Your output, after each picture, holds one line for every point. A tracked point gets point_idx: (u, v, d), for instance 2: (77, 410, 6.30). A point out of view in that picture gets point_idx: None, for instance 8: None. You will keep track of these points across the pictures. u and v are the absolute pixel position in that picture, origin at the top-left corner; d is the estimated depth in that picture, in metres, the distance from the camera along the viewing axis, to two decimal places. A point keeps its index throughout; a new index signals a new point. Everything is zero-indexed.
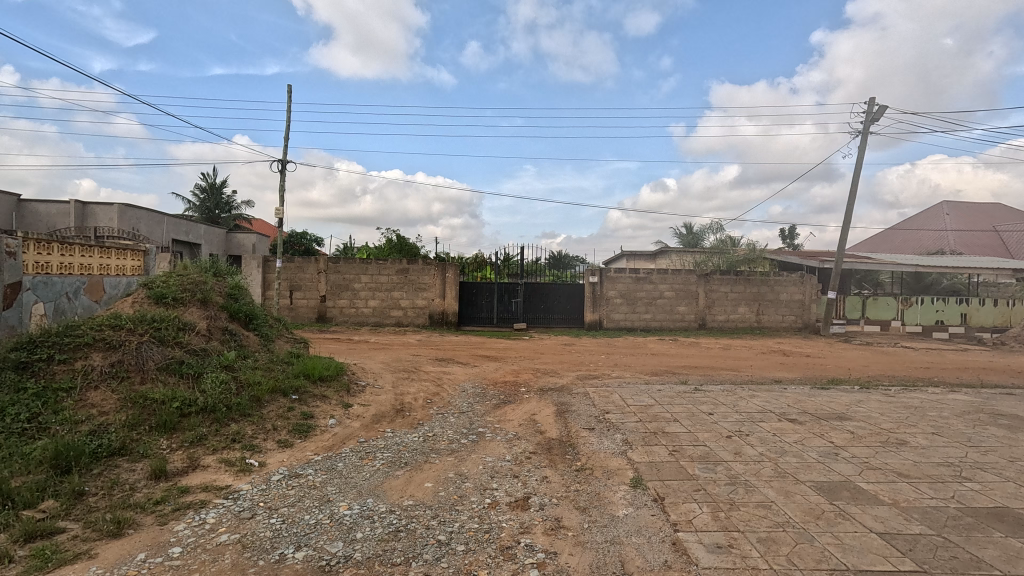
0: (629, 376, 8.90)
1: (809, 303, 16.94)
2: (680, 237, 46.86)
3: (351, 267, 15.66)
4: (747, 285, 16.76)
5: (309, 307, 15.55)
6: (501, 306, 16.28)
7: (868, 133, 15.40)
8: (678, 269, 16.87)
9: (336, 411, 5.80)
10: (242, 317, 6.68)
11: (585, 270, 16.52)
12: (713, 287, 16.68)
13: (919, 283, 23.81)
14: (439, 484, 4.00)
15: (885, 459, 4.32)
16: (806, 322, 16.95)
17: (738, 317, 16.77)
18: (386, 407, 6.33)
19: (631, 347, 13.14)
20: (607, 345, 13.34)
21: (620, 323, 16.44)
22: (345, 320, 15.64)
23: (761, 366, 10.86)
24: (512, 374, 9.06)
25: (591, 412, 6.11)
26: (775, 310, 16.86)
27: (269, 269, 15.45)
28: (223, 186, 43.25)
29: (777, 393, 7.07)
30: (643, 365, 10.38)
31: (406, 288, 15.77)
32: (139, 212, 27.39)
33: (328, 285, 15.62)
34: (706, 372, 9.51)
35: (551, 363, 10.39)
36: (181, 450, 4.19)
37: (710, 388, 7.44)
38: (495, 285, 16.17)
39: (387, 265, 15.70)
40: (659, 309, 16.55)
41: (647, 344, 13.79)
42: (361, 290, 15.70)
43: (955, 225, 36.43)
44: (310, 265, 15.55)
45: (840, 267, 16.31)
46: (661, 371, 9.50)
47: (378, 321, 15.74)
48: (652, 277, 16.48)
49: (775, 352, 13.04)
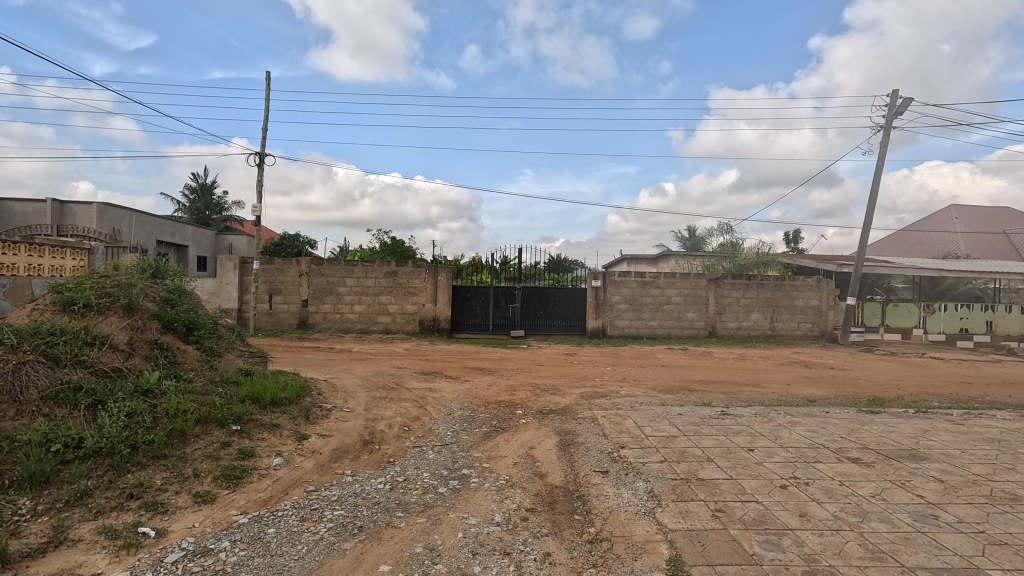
0: (642, 395, 7.79)
1: (826, 309, 15.87)
2: (682, 240, 45.90)
3: (336, 269, 14.55)
4: (760, 290, 15.69)
5: (290, 312, 14.41)
6: (497, 312, 15.16)
7: (890, 128, 14.41)
8: (686, 272, 15.80)
9: (285, 447, 4.64)
10: (180, 328, 5.53)
11: (587, 274, 15.41)
12: (723, 292, 15.60)
13: (935, 288, 22.76)
14: (399, 569, 2.86)
15: (1005, 527, 3.20)
16: (823, 329, 15.86)
17: (750, 324, 15.68)
18: (351, 438, 5.17)
19: (638, 358, 12.04)
20: (613, 356, 12.22)
21: (625, 330, 15.33)
22: (329, 327, 14.50)
23: (786, 380, 9.77)
24: (508, 392, 7.92)
25: (603, 447, 4.98)
26: (789, 316, 15.78)
27: (247, 271, 14.30)
28: (214, 187, 42.19)
29: (821, 419, 5.96)
30: (654, 380, 9.27)
31: (395, 291, 14.65)
32: (122, 212, 26.30)
33: (310, 288, 14.48)
34: (727, 389, 8.42)
35: (551, 377, 9.26)
36: (46, 516, 3.05)
37: (740, 412, 6.32)
38: (491, 290, 15.09)
39: (374, 268, 14.60)
40: (666, 316, 15.45)
41: (655, 354, 12.70)
42: (346, 294, 14.56)
43: (965, 228, 35.45)
44: (291, 267, 14.42)
45: (859, 271, 15.25)
46: (676, 388, 8.38)
47: (364, 328, 14.60)
48: (659, 282, 15.39)
49: (796, 364, 11.94)
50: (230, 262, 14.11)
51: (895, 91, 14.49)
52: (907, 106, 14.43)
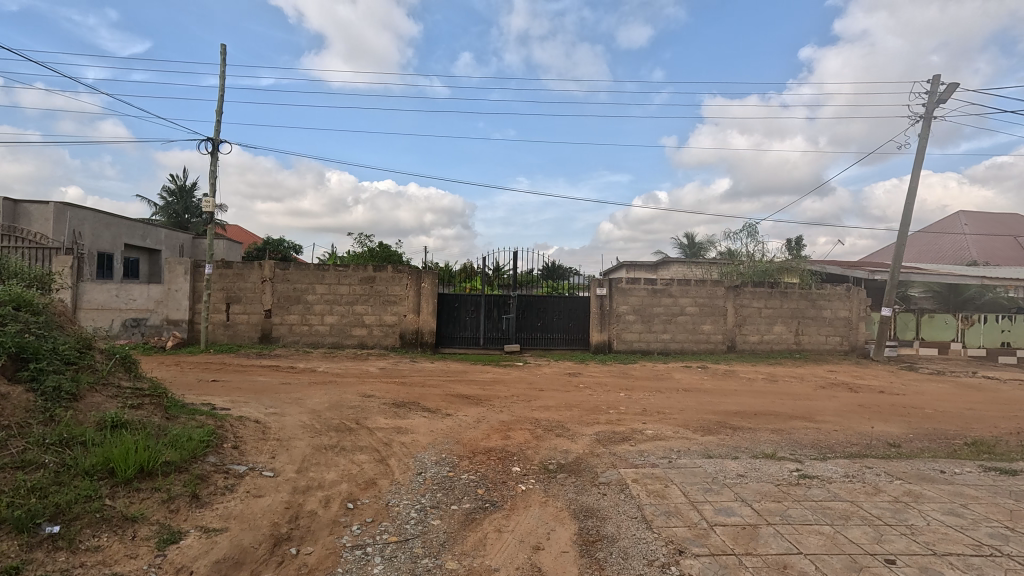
0: (674, 439, 5.99)
1: (857, 321, 14.23)
2: (681, 247, 44.39)
3: (304, 275, 12.69)
4: (783, 300, 14.03)
5: (250, 324, 12.51)
6: (489, 323, 13.38)
7: (930, 119, 12.87)
8: (701, 279, 14.11)
9: (129, 566, 2.78)
10: (6, 361, 3.67)
11: (590, 280, 13.66)
12: (743, 301, 13.92)
13: (958, 298, 21.24)
14: None
15: None
16: (854, 344, 14.20)
17: (773, 338, 14.00)
18: (256, 534, 3.30)
19: (654, 380, 10.28)
20: (623, 377, 10.46)
21: (634, 344, 13.57)
22: (295, 341, 12.62)
23: (839, 411, 8.04)
24: (500, 433, 6.11)
25: (652, 551, 3.16)
26: (816, 329, 14.12)
27: (200, 276, 12.40)
28: (194, 188, 40.28)
29: (946, 487, 4.19)
30: (682, 412, 7.49)
31: (372, 300, 12.84)
32: (84, 212, 24.37)
33: (274, 296, 12.61)
34: (777, 427, 6.66)
35: (554, 409, 7.48)
36: None
37: (823, 474, 4.54)
38: (481, 299, 13.31)
39: (349, 273, 12.77)
40: (679, 328, 13.71)
41: (672, 374, 10.96)
42: (316, 303, 12.72)
43: (976, 233, 34.11)
44: (252, 272, 12.54)
45: (895, 278, 13.63)
46: (713, 426, 6.61)
47: (337, 342, 12.73)
48: (671, 290, 13.70)
49: (839, 386, 10.21)
50: (180, 266, 12.20)
51: (935, 77, 12.97)
52: (949, 94, 12.90)
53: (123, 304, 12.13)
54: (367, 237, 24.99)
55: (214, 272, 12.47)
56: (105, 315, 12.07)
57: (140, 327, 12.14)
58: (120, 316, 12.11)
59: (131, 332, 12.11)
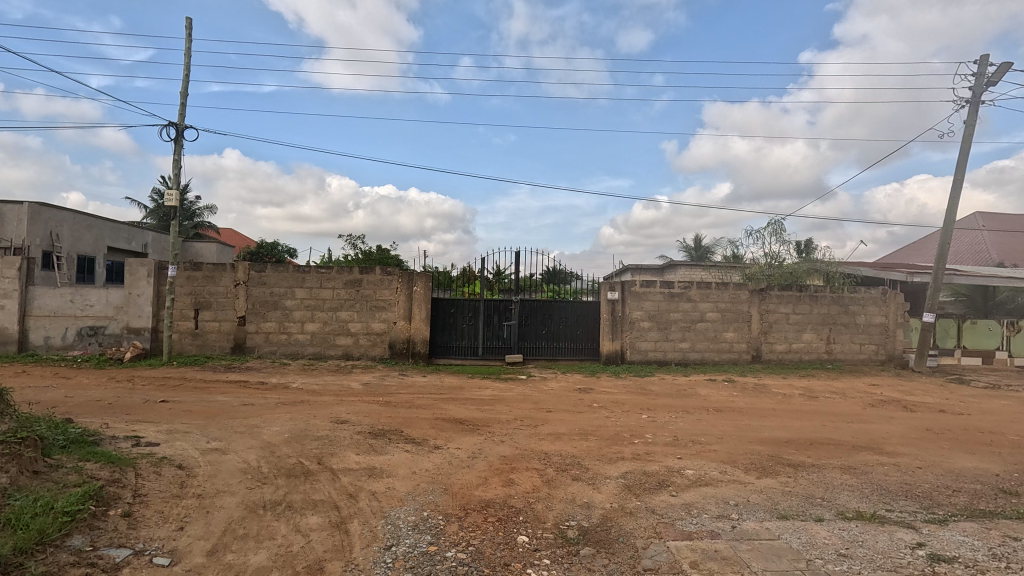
0: (725, 484, 4.65)
1: (894, 328, 12.91)
2: (687, 249, 43.09)
3: (283, 278, 11.41)
4: (813, 305, 12.71)
5: (222, 333, 11.19)
6: (489, 331, 12.06)
7: (978, 104, 11.61)
8: (722, 282, 12.81)
9: None
10: None
11: (600, 283, 12.36)
12: (769, 306, 12.61)
13: (988, 301, 19.91)
14: None
15: None
16: (891, 353, 12.88)
17: (803, 347, 12.68)
18: None
19: (677, 397, 8.95)
20: (642, 394, 9.14)
21: (649, 354, 12.25)
22: (272, 351, 11.30)
23: (908, 438, 6.71)
24: (501, 477, 4.77)
25: None
26: (849, 337, 12.81)
27: (165, 280, 11.09)
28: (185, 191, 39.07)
29: None
30: (722, 442, 6.17)
31: (358, 306, 11.55)
32: (63, 213, 23.05)
33: (248, 301, 11.30)
34: (848, 466, 5.33)
35: (565, 438, 6.17)
36: None
37: (959, 553, 3.20)
38: (480, 305, 12.00)
39: (332, 276, 11.48)
40: (699, 337, 12.41)
41: (698, 390, 9.64)
42: (295, 309, 11.41)
43: (996, 233, 32.70)
44: (224, 275, 11.23)
45: (938, 280, 12.32)
46: (767, 464, 5.27)
47: (318, 353, 11.41)
48: (689, 294, 12.40)
49: (891, 404, 8.88)
50: (142, 268, 10.89)
51: (982, 57, 11.71)
52: (998, 76, 11.65)
53: (79, 310, 10.80)
54: (359, 240, 23.71)
55: (181, 274, 11.17)
56: (59, 322, 10.74)
57: (97, 337, 10.81)
58: (75, 324, 10.78)
59: (87, 341, 10.78)
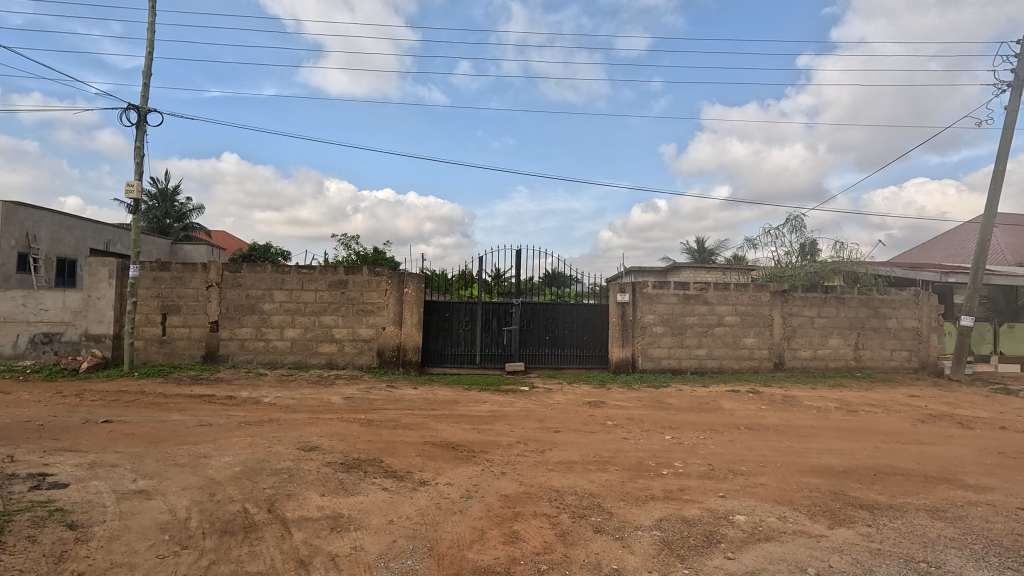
0: (792, 540, 3.60)
1: (927, 333, 11.89)
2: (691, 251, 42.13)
3: (259, 279, 10.35)
4: (840, 308, 11.70)
5: (192, 340, 10.13)
6: (487, 337, 11.01)
7: (1021, 87, 10.61)
8: (741, 283, 11.80)
9: None
10: None
11: (609, 285, 11.34)
12: (792, 309, 11.59)
13: (1014, 304, 18.86)
14: None
15: None
16: (924, 360, 11.86)
17: (829, 353, 11.66)
18: None
19: (700, 413, 7.91)
20: (660, 410, 8.09)
21: (663, 362, 11.21)
22: (248, 360, 10.24)
23: (984, 465, 5.66)
24: (502, 530, 3.70)
25: None
26: (879, 343, 11.79)
27: (129, 281, 10.03)
28: (176, 193, 38.07)
29: None
30: (768, 473, 5.12)
31: (343, 309, 10.49)
32: (41, 213, 22.00)
33: (222, 305, 10.24)
34: (936, 508, 4.27)
35: (579, 470, 5.10)
36: None
37: None
38: (477, 308, 10.95)
39: (314, 277, 10.44)
40: (717, 342, 11.38)
41: (722, 404, 8.60)
42: (274, 313, 10.36)
43: (1011, 233, 31.71)
44: (194, 276, 10.18)
45: (977, 280, 11.30)
46: (834, 507, 4.22)
47: (299, 362, 10.35)
48: (706, 296, 11.38)
49: (943, 420, 7.85)
50: (103, 268, 9.83)
51: None
52: None
53: (32, 315, 9.74)
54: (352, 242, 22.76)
55: (147, 275, 10.11)
56: (9, 329, 9.68)
57: (52, 345, 9.75)
58: (27, 331, 9.71)
59: (41, 350, 9.71)
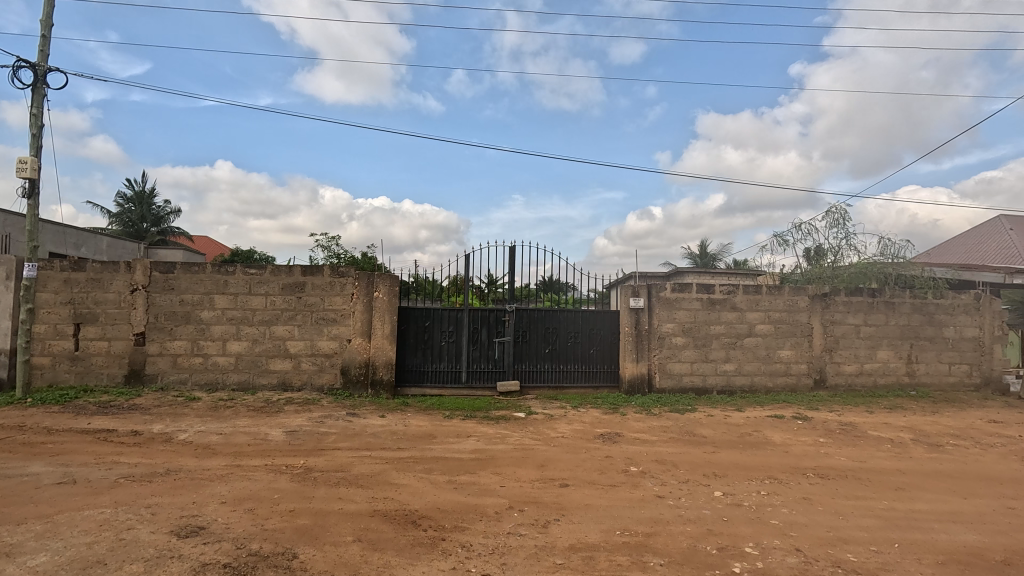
0: None
1: (991, 344, 10.15)
2: (693, 257, 40.56)
3: (197, 281, 8.51)
4: (889, 314, 9.98)
5: (110, 356, 8.26)
6: (476, 351, 9.20)
7: None
8: (772, 285, 10.07)
9: None
10: None
11: (619, 287, 9.57)
12: (834, 316, 9.86)
13: None
14: None
15: None
16: (988, 376, 10.13)
17: (878, 368, 9.91)
18: None
19: (747, 452, 6.11)
20: (694, 447, 6.29)
21: (684, 380, 9.42)
22: (180, 381, 8.37)
23: None
24: None
25: None
26: (935, 356, 10.06)
27: (32, 284, 8.18)
28: (153, 195, 36.17)
29: None
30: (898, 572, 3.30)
31: (300, 318, 8.66)
32: None
33: (149, 313, 8.39)
34: None
35: (606, 570, 3.25)
36: None
37: None
38: (464, 317, 9.15)
39: (265, 280, 8.61)
40: (747, 356, 9.61)
41: (770, 437, 6.80)
42: (214, 322, 8.50)
43: None
44: (115, 277, 8.33)
45: None
46: None
47: (245, 382, 8.49)
48: (733, 301, 9.63)
49: None
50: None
51: None
52: None
53: None
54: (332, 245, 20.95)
55: (57, 277, 8.26)
56: None
57: None
58: None
59: None
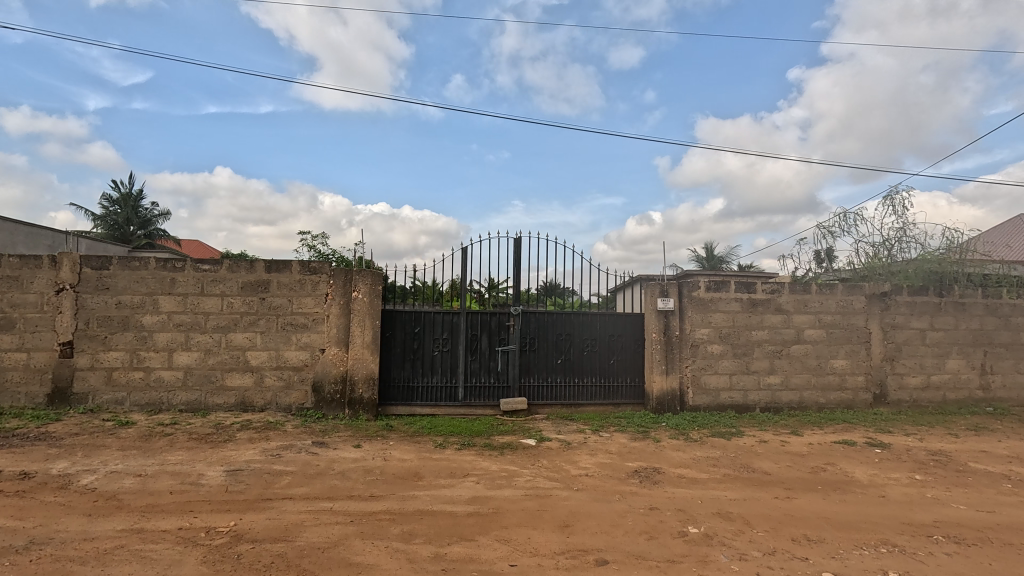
0: None
1: None
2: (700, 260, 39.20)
3: (137, 279, 7.04)
4: (959, 317, 8.52)
5: (30, 372, 6.79)
6: (474, 363, 7.72)
7: None
8: (822, 283, 8.60)
9: None
10: None
11: (644, 286, 8.10)
12: (896, 319, 8.38)
13: None
14: None
15: None
16: None
17: (947, 381, 8.43)
18: None
19: (835, 500, 4.61)
20: (763, 491, 4.78)
21: (722, 396, 7.93)
22: (116, 401, 6.89)
23: None
24: None
25: None
26: (1012, 365, 8.59)
27: None
28: (140, 197, 34.73)
29: None
30: None
31: (263, 323, 7.19)
32: None
33: (78, 318, 6.91)
34: None
35: None
36: None
37: None
38: (461, 323, 7.67)
39: (219, 278, 7.14)
40: (796, 367, 8.13)
41: (853, 474, 5.30)
42: (158, 328, 7.03)
43: None
44: (37, 275, 6.87)
45: None
46: None
47: (195, 402, 7.02)
48: (779, 301, 8.15)
49: None
50: None
51: None
52: None
53: None
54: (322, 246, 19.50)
55: None
56: None
57: None
58: None
59: None
